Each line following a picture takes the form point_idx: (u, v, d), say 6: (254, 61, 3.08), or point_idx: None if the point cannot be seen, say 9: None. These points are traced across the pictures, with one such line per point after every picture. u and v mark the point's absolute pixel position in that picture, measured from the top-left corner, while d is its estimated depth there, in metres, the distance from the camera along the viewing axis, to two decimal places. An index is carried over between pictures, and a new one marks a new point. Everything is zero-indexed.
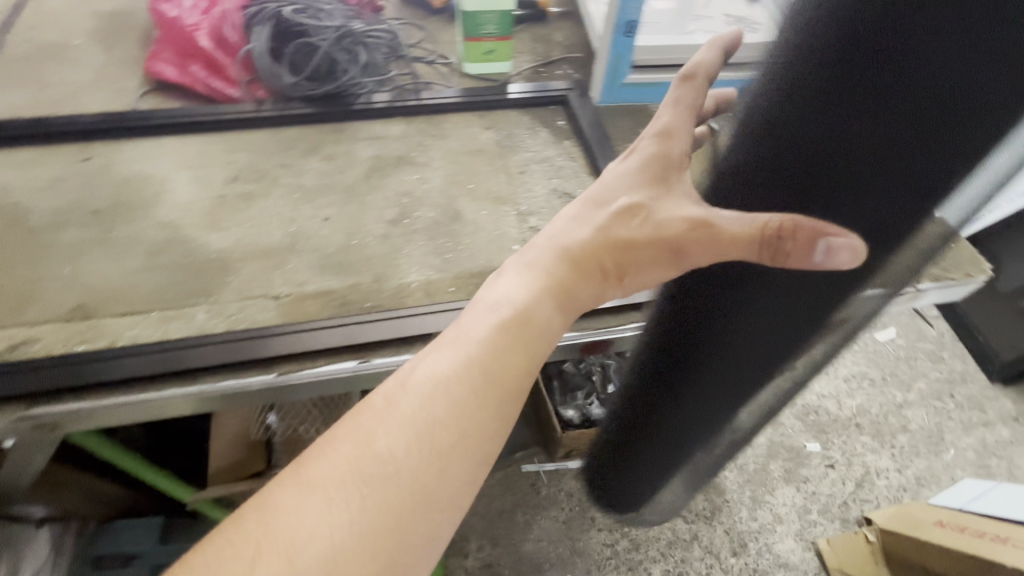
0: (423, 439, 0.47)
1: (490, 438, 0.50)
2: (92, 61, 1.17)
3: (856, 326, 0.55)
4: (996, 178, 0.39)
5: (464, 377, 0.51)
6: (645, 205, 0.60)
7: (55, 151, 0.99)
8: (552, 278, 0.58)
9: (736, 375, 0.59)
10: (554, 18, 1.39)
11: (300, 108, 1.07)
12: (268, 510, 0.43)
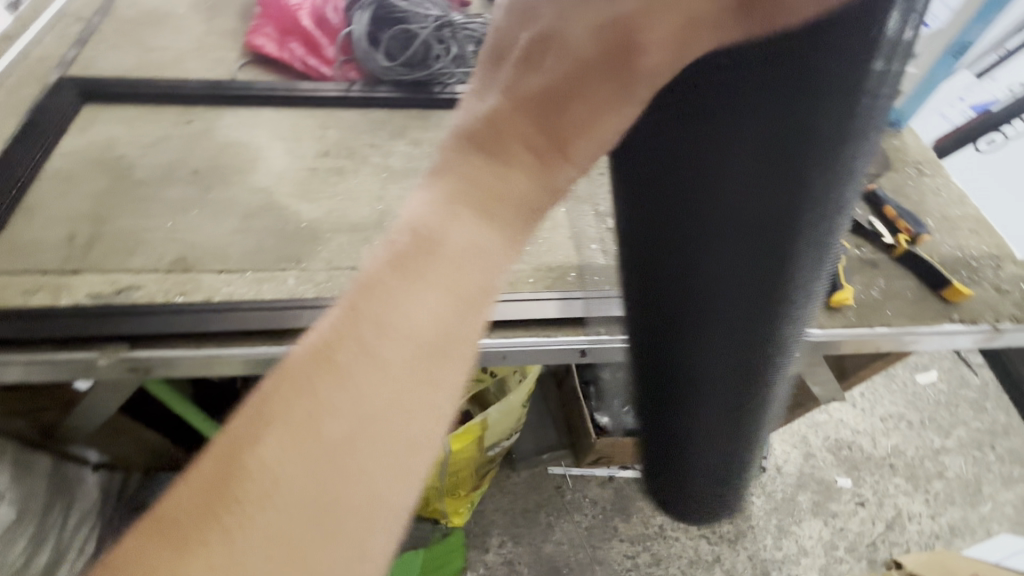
0: (316, 435, 0.30)
1: (421, 409, 0.32)
2: (195, 29, 1.22)
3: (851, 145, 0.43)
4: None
5: (370, 336, 0.32)
6: (552, 34, 0.35)
7: (160, 113, 1.04)
8: (462, 175, 0.37)
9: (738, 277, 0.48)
10: None
11: (390, 91, 1.10)
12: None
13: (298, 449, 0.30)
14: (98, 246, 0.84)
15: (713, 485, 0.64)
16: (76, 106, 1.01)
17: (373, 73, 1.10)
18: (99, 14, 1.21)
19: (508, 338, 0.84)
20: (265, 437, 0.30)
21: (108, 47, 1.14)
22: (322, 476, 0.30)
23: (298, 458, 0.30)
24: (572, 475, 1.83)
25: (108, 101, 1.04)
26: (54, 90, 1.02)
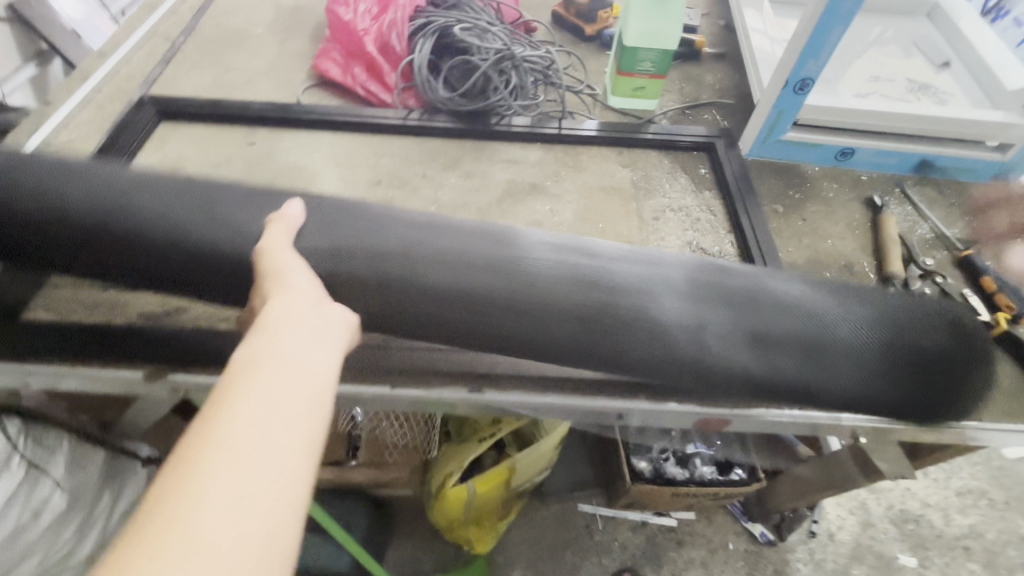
0: (219, 455, 0.39)
1: (291, 405, 0.44)
2: (268, 50, 1.27)
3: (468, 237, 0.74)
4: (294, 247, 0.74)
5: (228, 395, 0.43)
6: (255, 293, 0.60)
7: (226, 133, 1.07)
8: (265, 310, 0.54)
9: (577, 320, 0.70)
10: (708, 59, 1.34)
11: (447, 122, 1.10)
12: None
13: (202, 469, 0.38)
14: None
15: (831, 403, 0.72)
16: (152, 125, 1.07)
17: (431, 103, 1.10)
18: (184, 34, 1.28)
19: (542, 395, 0.79)
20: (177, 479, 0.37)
21: (187, 67, 1.20)
22: (242, 452, 0.40)
23: (218, 463, 0.39)
24: (603, 515, 1.76)
25: (181, 120, 1.08)
26: (134, 109, 1.08)
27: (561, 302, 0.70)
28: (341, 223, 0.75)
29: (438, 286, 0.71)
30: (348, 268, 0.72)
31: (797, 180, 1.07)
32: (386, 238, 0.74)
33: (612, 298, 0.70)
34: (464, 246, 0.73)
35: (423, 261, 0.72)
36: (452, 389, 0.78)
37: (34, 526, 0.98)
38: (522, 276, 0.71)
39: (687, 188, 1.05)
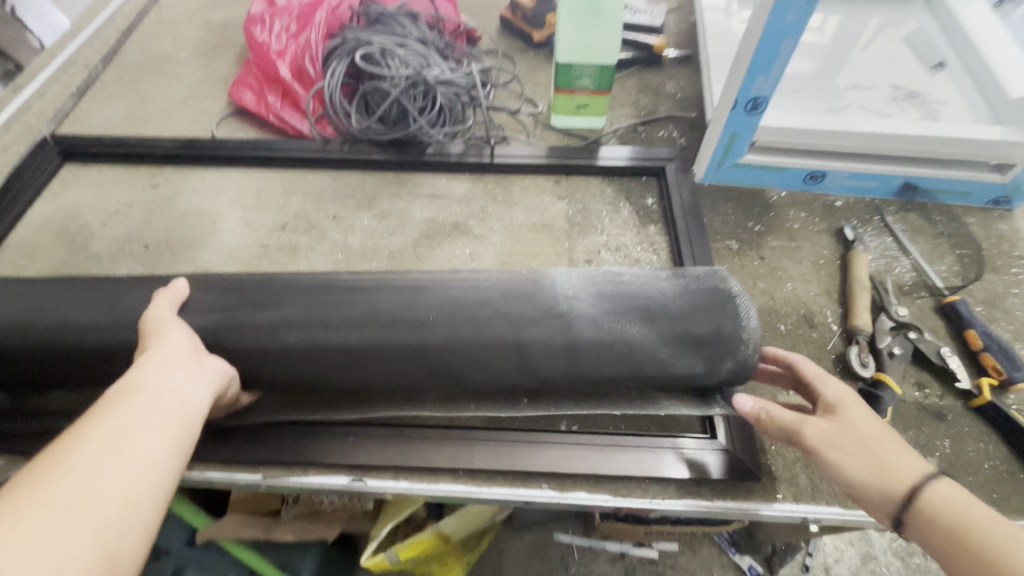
0: (89, 450, 0.41)
1: (165, 414, 0.46)
2: (191, 75, 1.19)
3: (383, 302, 0.64)
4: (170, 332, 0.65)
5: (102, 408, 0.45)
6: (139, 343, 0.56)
7: (130, 174, 1.00)
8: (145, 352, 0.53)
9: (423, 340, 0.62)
10: (670, 64, 1.20)
11: (366, 153, 1.00)
12: None
13: (89, 454, 0.41)
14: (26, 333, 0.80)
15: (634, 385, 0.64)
16: (53, 167, 1.00)
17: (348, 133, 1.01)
18: (104, 62, 1.21)
19: (429, 483, 0.67)
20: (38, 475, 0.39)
21: (102, 99, 1.13)
22: (126, 444, 0.43)
23: (88, 456, 0.41)
24: (580, 546, 1.56)
25: (86, 161, 1.02)
26: (36, 150, 1.01)
27: (475, 340, 0.62)
28: (235, 305, 0.65)
29: (370, 344, 0.62)
30: (252, 333, 0.62)
31: (759, 209, 0.94)
32: (303, 304, 0.64)
33: (543, 321, 0.62)
34: (391, 296, 0.64)
35: (332, 323, 0.63)
36: (330, 475, 0.68)
37: None
38: (456, 315, 0.62)
39: (629, 222, 0.93)
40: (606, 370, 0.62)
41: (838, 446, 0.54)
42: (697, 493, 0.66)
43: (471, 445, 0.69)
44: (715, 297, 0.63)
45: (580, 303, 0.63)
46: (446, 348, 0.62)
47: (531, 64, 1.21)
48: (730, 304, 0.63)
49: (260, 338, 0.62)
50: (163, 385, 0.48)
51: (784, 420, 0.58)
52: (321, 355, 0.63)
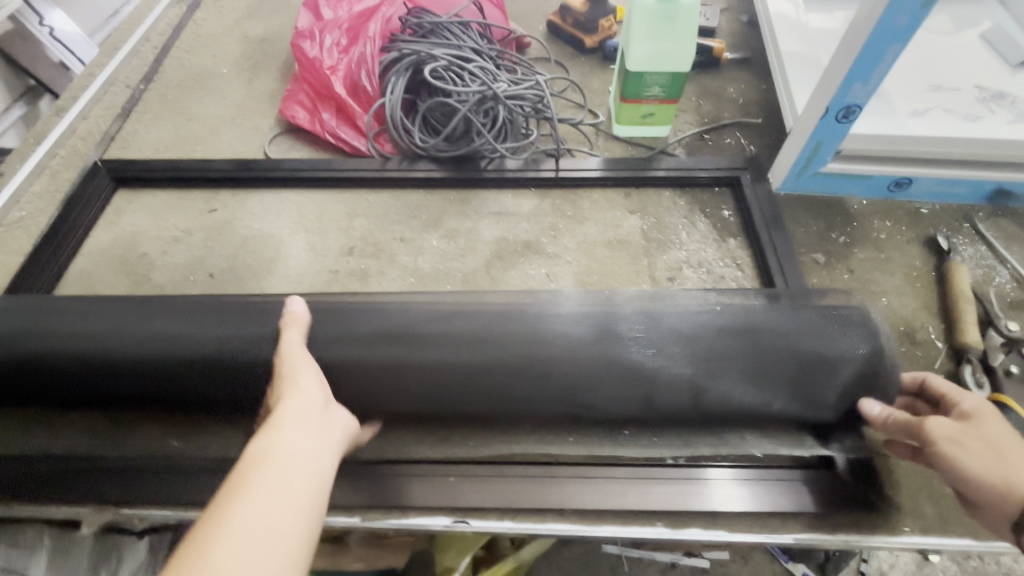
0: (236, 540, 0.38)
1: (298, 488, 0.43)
2: (235, 91, 1.15)
3: (477, 322, 0.61)
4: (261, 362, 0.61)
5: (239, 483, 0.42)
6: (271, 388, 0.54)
7: (186, 199, 0.97)
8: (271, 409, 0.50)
9: (519, 387, 0.59)
10: (728, 66, 1.16)
11: (428, 171, 0.97)
12: None
13: (235, 544, 0.38)
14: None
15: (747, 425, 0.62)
16: (107, 194, 0.97)
17: (408, 150, 0.97)
18: (146, 80, 1.18)
19: (535, 523, 0.65)
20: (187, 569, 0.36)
21: (149, 120, 1.10)
22: (272, 528, 0.39)
23: (235, 543, 0.38)
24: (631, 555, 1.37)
25: (138, 185, 0.98)
26: (88, 176, 0.98)
27: (548, 363, 0.59)
28: (320, 322, 0.62)
29: (447, 368, 0.59)
30: (322, 349, 0.60)
31: (842, 219, 0.90)
32: (378, 320, 0.61)
33: (624, 346, 0.60)
34: (469, 315, 0.62)
35: (408, 340, 0.60)
36: (430, 516, 0.66)
37: None
38: (546, 340, 0.59)
39: (706, 236, 0.90)
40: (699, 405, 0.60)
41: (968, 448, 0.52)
42: (820, 528, 0.63)
43: (575, 481, 0.67)
44: (815, 328, 0.59)
45: (668, 338, 0.60)
46: (522, 369, 0.59)
47: (584, 71, 1.17)
48: (832, 335, 0.59)
49: (329, 353, 0.60)
50: (294, 448, 0.46)
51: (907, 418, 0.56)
52: (394, 374, 0.59)
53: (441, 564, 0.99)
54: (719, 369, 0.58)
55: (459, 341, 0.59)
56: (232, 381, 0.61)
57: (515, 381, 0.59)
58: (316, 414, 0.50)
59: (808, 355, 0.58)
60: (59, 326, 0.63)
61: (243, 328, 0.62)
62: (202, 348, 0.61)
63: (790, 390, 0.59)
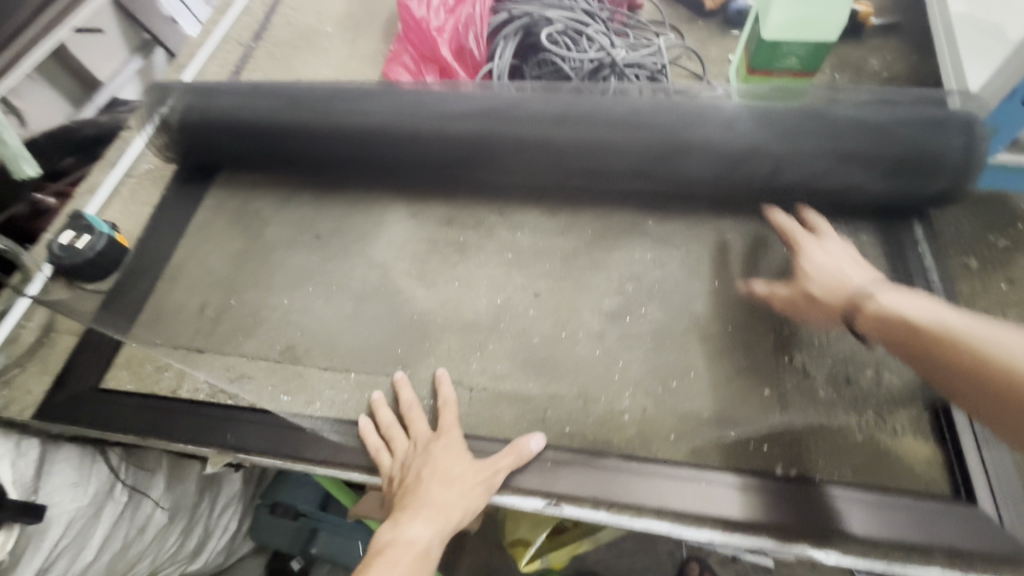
0: (445, 512, 0.76)
1: (461, 502, 0.76)
2: (340, 52, 1.16)
3: (539, 111, 0.79)
4: (227, 110, 0.87)
5: (442, 489, 0.75)
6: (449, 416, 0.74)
7: (258, 125, 0.86)
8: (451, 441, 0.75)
9: (586, 162, 0.79)
10: (873, 34, 1.01)
11: (527, 102, 0.80)
12: (399, 525, 0.77)
13: (434, 510, 0.77)
14: (266, 247, 0.88)
15: (755, 174, 0.73)
16: (184, 125, 0.90)
17: (493, 104, 0.81)
18: (256, 38, 1.21)
19: (623, 507, 0.70)
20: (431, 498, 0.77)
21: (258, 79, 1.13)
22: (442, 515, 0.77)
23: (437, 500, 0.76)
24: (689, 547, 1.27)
25: (209, 104, 0.88)
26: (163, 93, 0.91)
27: (618, 139, 0.76)
28: (397, 114, 0.82)
29: (549, 145, 0.79)
30: (414, 128, 0.82)
31: (1009, 218, 0.77)
32: (470, 104, 0.81)
33: (632, 105, 0.77)
34: (522, 100, 0.80)
35: (473, 120, 0.80)
36: None
37: (140, 537, 1.05)
38: (604, 123, 0.77)
39: (834, 224, 0.79)
40: (667, 171, 0.77)
41: (827, 262, 0.68)
42: None
43: None
44: (723, 115, 0.73)
45: (655, 106, 0.76)
46: (579, 150, 0.78)
47: (701, 37, 1.06)
48: (719, 122, 0.73)
49: (378, 136, 0.83)
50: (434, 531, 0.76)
51: (806, 233, 0.71)
52: (455, 134, 0.81)
53: (516, 534, 0.98)
54: (760, 127, 0.72)
55: (543, 111, 0.79)
56: (330, 163, 0.88)
57: (579, 161, 0.79)
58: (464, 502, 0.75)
59: (718, 144, 0.72)
60: (202, 128, 0.89)
61: (228, 105, 0.88)
62: (198, 123, 0.89)
63: (792, 164, 0.71)
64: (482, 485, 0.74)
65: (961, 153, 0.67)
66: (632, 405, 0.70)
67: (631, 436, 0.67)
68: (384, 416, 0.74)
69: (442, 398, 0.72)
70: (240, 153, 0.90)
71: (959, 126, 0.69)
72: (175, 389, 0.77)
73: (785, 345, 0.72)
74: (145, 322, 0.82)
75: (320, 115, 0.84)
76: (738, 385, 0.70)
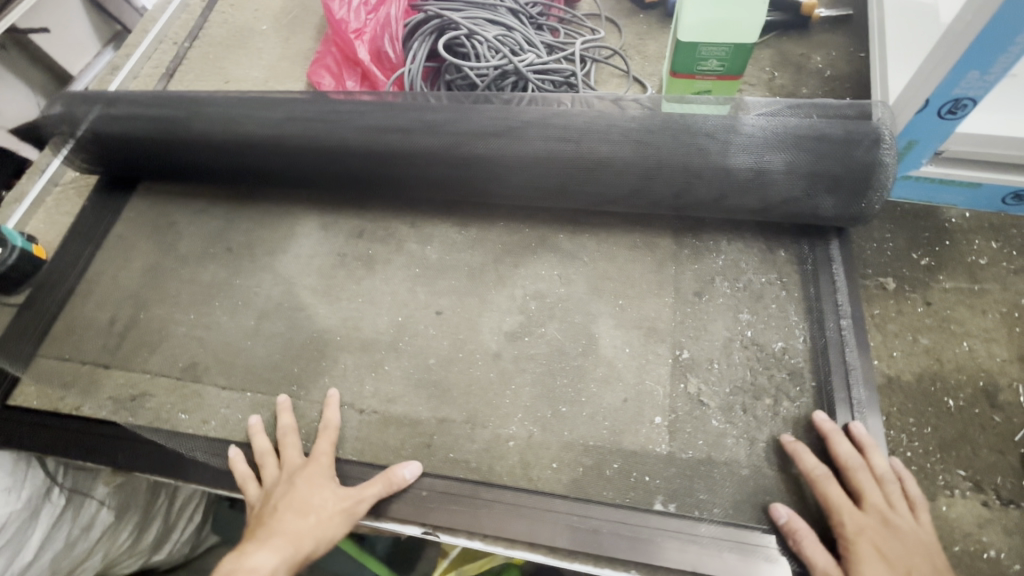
0: (294, 550, 0.59)
1: (319, 536, 0.60)
2: (272, 51, 1.13)
3: (439, 121, 0.75)
4: (125, 116, 0.84)
5: (301, 512, 0.61)
6: (327, 438, 0.68)
7: (161, 141, 0.84)
8: (322, 462, 0.66)
9: (491, 174, 0.76)
10: (818, 28, 0.95)
11: (428, 115, 0.76)
12: (239, 560, 0.58)
13: (282, 548, 0.59)
14: (179, 260, 0.88)
15: (667, 192, 0.72)
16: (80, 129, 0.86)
17: (392, 117, 0.77)
18: (190, 37, 1.18)
19: (504, 548, 0.61)
20: (282, 529, 0.60)
21: (189, 81, 1.11)
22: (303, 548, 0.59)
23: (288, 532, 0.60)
24: None
25: (106, 110, 0.85)
26: (69, 99, 0.87)
27: (523, 152, 0.73)
28: (294, 122, 0.78)
29: (453, 157, 0.75)
30: (312, 138, 0.78)
31: (930, 235, 0.77)
32: (369, 114, 0.77)
33: (536, 115, 0.74)
34: (425, 110, 0.77)
35: (371, 131, 0.76)
36: (403, 524, 0.64)
37: (86, 540, 0.92)
38: (507, 134, 0.73)
39: (748, 242, 0.77)
40: (577, 185, 0.74)
41: (891, 563, 0.53)
42: None
43: (560, 518, 0.61)
44: (629, 129, 0.71)
45: (561, 117, 0.73)
46: (482, 163, 0.75)
47: (639, 32, 1.01)
48: (623, 137, 0.70)
49: (275, 146, 0.80)
50: (277, 566, 0.58)
51: (858, 513, 0.56)
52: (354, 144, 0.77)
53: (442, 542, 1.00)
54: (670, 141, 0.70)
55: (443, 122, 0.75)
56: (233, 172, 0.85)
57: (484, 174, 0.76)
58: (320, 531, 0.60)
59: (625, 161, 0.70)
60: (102, 134, 0.86)
61: (125, 112, 0.84)
62: (95, 129, 0.85)
63: (699, 183, 0.70)
64: (344, 513, 0.62)
65: (870, 168, 0.65)
66: (519, 431, 0.68)
67: (514, 465, 0.66)
68: (259, 442, 0.69)
69: (324, 422, 0.70)
70: (146, 162, 0.88)
71: (871, 140, 0.65)
72: (77, 408, 0.77)
73: (684, 371, 0.69)
74: (58, 339, 0.83)
75: (215, 122, 0.81)
76: (629, 412, 0.68)
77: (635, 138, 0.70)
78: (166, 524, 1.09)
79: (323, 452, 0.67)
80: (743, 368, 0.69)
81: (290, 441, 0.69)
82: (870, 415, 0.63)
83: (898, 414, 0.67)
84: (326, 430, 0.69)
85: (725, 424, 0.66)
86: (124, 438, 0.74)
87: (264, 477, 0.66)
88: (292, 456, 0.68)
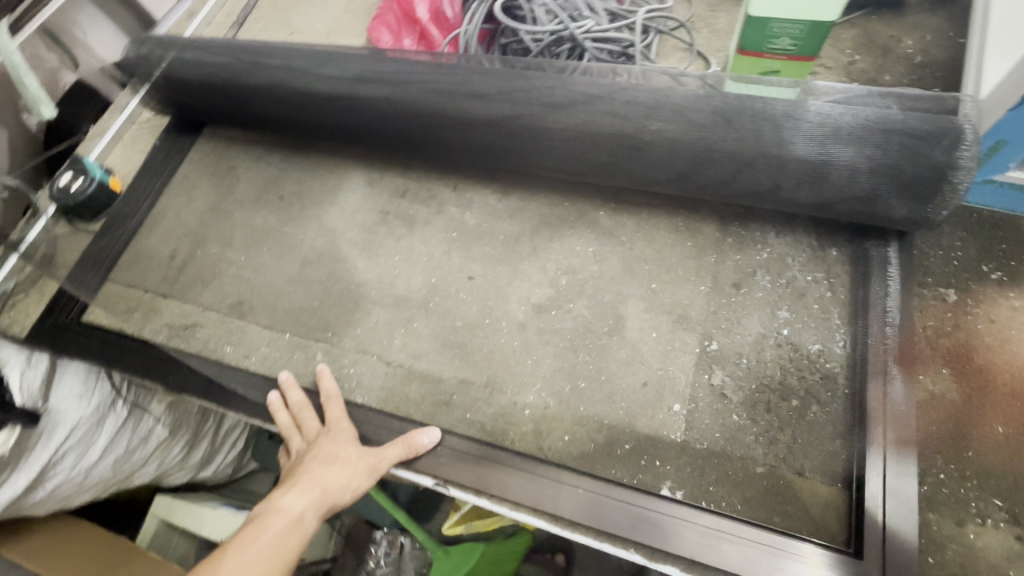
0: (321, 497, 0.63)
1: (345, 485, 0.64)
2: (337, 4, 1.14)
3: (488, 85, 0.75)
4: (192, 62, 0.88)
5: (327, 464, 0.65)
6: (339, 404, 0.71)
7: (225, 90, 0.88)
8: (340, 425, 0.69)
9: (534, 143, 0.75)
10: (915, 9, 0.86)
11: (477, 80, 0.75)
12: (269, 507, 0.62)
13: (308, 496, 0.63)
14: (234, 203, 0.93)
15: (717, 175, 0.69)
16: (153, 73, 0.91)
17: (442, 79, 0.76)
18: None
19: (507, 509, 0.63)
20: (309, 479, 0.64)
21: (257, 31, 1.15)
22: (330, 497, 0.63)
23: (315, 481, 0.64)
24: None
25: (178, 55, 0.89)
26: (146, 43, 0.92)
27: (567, 123, 0.71)
28: (348, 78, 0.80)
29: (499, 123, 0.74)
30: (363, 94, 0.79)
31: (1007, 247, 0.71)
32: (420, 73, 0.77)
33: (586, 86, 0.72)
34: (476, 74, 0.76)
35: (420, 92, 0.77)
36: (416, 474, 0.67)
37: (144, 448, 1.01)
38: (555, 104, 0.72)
39: (798, 237, 0.73)
40: (621, 162, 0.72)
41: None
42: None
43: (565, 488, 0.63)
44: (682, 106, 0.67)
45: (612, 89, 0.71)
46: (527, 130, 0.74)
47: (712, 3, 0.95)
48: (674, 114, 0.67)
49: (327, 101, 0.82)
50: (306, 507, 0.62)
51: None
52: (404, 104, 0.78)
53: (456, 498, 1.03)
54: (724, 122, 0.66)
55: (492, 86, 0.74)
56: (289, 124, 0.88)
57: (528, 142, 0.75)
58: (348, 481, 0.64)
59: (675, 139, 0.68)
60: (173, 79, 0.90)
61: (192, 58, 0.88)
62: (166, 73, 0.90)
63: (752, 170, 0.67)
64: (367, 463, 0.65)
65: (942, 168, 0.60)
66: (536, 402, 0.69)
67: (526, 432, 0.68)
68: (282, 416, 0.72)
69: (325, 392, 0.72)
70: (213, 108, 0.93)
71: (946, 138, 0.59)
72: (138, 330, 0.85)
73: (709, 361, 0.68)
74: (127, 266, 0.91)
75: (273, 73, 0.83)
76: (647, 396, 0.67)
77: (687, 116, 0.67)
78: (213, 445, 1.17)
79: (339, 418, 0.70)
80: (773, 366, 0.66)
81: (308, 409, 0.72)
82: (903, 427, 0.60)
83: (936, 434, 0.64)
84: (337, 395, 0.72)
85: (745, 420, 0.64)
86: (174, 361, 0.80)
87: (293, 445, 0.70)
88: (312, 422, 0.71)
